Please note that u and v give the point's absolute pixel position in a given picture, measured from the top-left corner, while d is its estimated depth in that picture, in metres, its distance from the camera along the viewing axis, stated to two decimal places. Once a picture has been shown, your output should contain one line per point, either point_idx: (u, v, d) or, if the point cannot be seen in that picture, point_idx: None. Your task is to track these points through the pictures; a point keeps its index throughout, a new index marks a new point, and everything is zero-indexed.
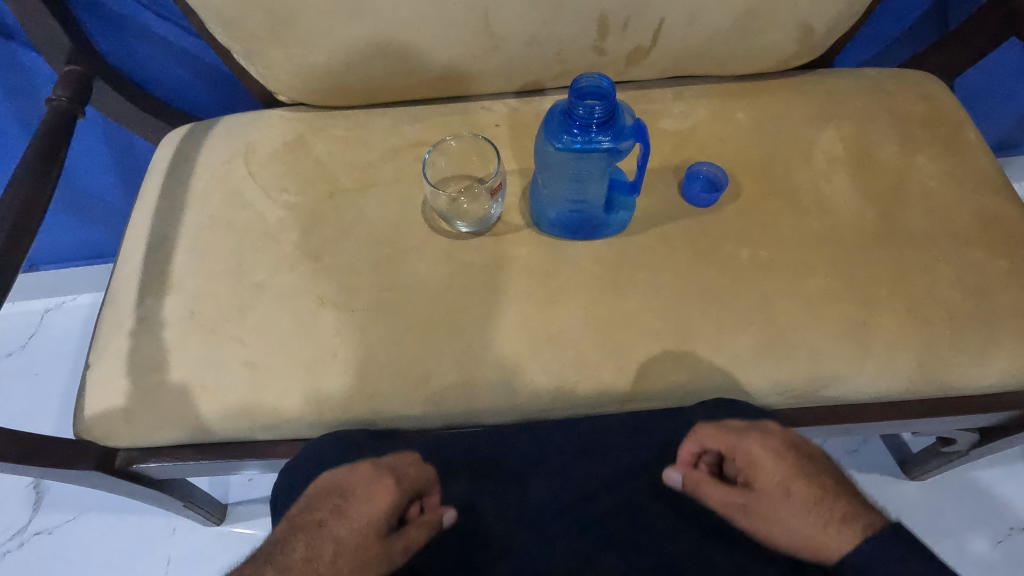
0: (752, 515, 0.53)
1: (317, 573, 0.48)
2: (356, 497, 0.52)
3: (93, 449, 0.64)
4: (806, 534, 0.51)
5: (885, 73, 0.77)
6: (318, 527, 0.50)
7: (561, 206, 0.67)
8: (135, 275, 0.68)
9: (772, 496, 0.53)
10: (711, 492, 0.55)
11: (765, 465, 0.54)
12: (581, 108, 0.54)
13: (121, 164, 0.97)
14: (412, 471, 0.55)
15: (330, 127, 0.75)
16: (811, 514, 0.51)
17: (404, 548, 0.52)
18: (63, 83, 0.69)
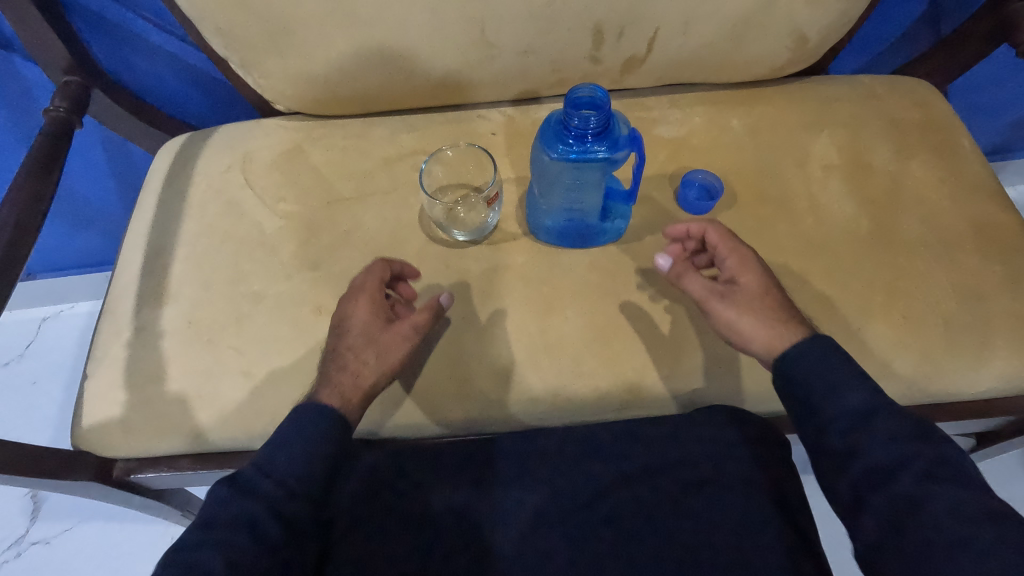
0: (724, 297, 0.58)
1: (353, 369, 0.55)
2: (352, 309, 0.58)
3: (91, 460, 0.64)
4: (767, 324, 0.56)
5: (878, 80, 0.77)
6: (344, 336, 0.57)
7: (558, 214, 0.68)
8: (132, 286, 0.68)
9: (749, 291, 0.58)
10: (694, 285, 0.59)
11: (747, 272, 0.59)
12: (576, 119, 0.55)
13: (119, 173, 0.97)
14: (381, 273, 0.61)
15: (328, 136, 0.76)
16: (773, 314, 0.56)
17: (418, 330, 0.58)
18: (61, 94, 0.70)
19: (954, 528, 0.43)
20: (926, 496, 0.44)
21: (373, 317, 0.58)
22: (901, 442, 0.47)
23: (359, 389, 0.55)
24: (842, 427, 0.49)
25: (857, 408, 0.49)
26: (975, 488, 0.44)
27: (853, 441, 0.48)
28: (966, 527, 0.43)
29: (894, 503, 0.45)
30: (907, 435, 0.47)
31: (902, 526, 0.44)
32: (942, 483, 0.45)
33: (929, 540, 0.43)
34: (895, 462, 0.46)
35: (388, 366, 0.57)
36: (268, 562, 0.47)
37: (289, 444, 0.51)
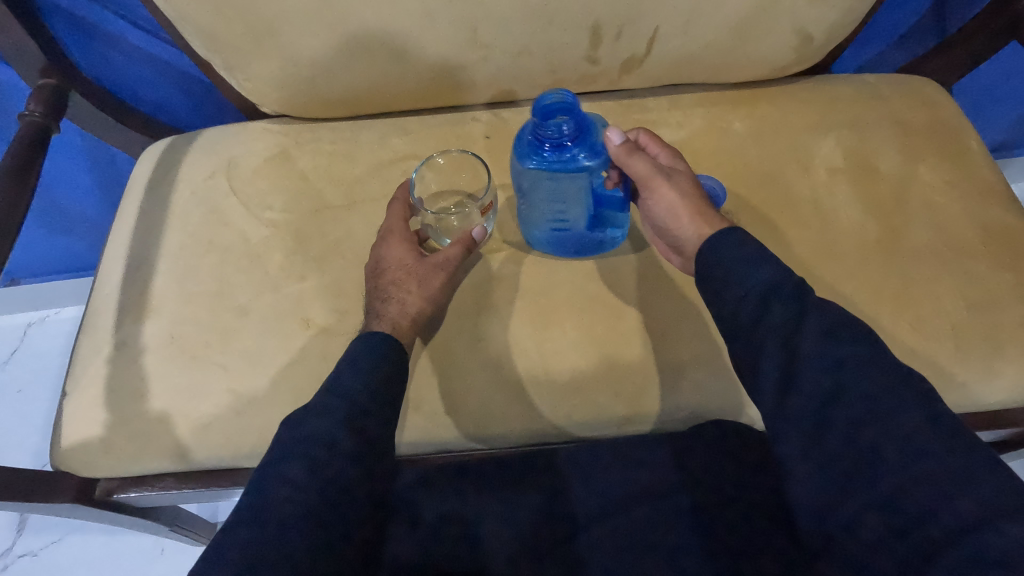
0: (666, 178, 0.57)
1: (396, 298, 0.59)
2: (385, 245, 0.63)
3: (71, 481, 0.61)
4: (703, 209, 0.56)
5: (884, 80, 0.75)
6: (383, 275, 0.61)
7: (548, 226, 0.65)
8: (113, 299, 0.66)
9: (684, 177, 0.58)
10: (640, 160, 0.58)
11: (679, 167, 0.60)
12: (550, 129, 0.52)
13: (102, 177, 0.94)
14: (401, 205, 0.65)
15: (315, 140, 0.73)
16: (705, 199, 0.57)
17: (452, 259, 0.61)
18: (36, 97, 0.67)
19: (841, 379, 0.42)
20: (816, 351, 0.44)
21: (407, 252, 0.62)
22: (797, 302, 0.46)
23: (407, 315, 0.59)
24: (748, 300, 0.47)
25: (763, 279, 0.47)
26: (864, 337, 0.44)
27: (758, 310, 0.47)
28: (853, 376, 0.42)
29: (789, 363, 0.44)
30: (803, 298, 0.46)
31: (793, 384, 0.44)
32: (833, 338, 0.44)
33: (816, 393, 0.43)
34: (791, 323, 0.45)
35: (429, 294, 0.60)
36: (356, 473, 0.45)
37: (358, 365, 0.51)
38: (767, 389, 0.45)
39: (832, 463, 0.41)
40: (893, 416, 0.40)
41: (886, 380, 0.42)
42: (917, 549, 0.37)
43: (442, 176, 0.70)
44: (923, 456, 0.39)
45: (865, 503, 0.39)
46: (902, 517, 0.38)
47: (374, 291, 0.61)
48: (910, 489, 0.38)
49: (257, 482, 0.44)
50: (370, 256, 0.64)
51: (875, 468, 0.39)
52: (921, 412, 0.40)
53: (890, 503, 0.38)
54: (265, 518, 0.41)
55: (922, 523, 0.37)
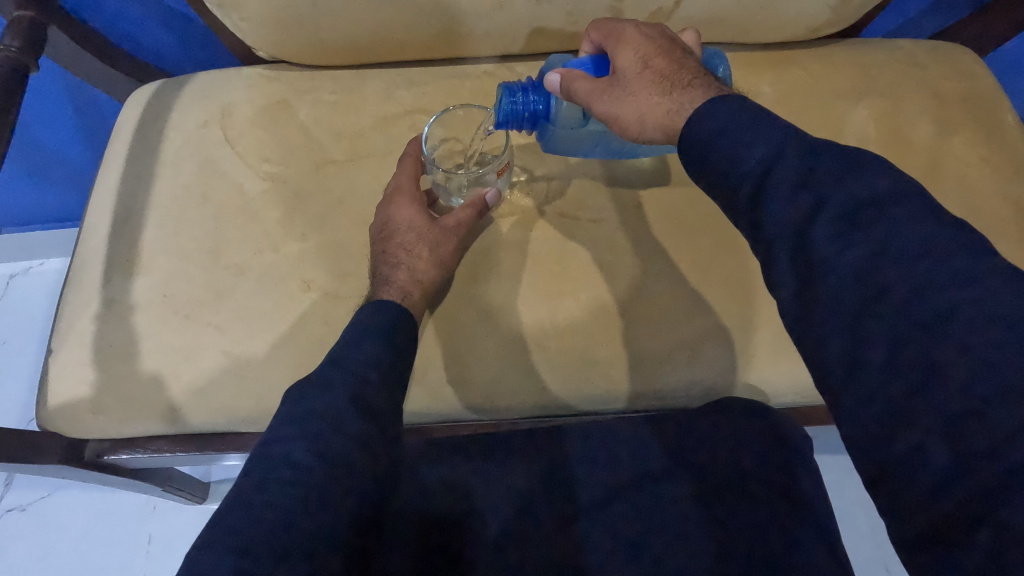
0: (608, 90, 0.50)
1: (407, 263, 0.57)
2: (393, 203, 0.60)
3: (60, 441, 0.59)
4: (656, 107, 0.48)
5: (920, 47, 0.71)
6: (391, 237, 0.59)
7: (659, 150, 0.64)
8: (99, 253, 0.62)
9: (631, 73, 0.50)
10: (578, 85, 0.51)
11: (627, 56, 0.51)
12: (506, 116, 0.55)
13: (87, 122, 0.89)
14: (410, 162, 0.62)
15: (316, 89, 0.68)
16: (662, 89, 0.48)
17: (463, 224, 0.59)
18: (12, 30, 0.61)
19: (877, 282, 0.35)
20: (843, 252, 0.37)
21: (417, 214, 0.59)
22: (813, 187, 0.38)
23: (417, 281, 0.56)
24: (744, 192, 0.40)
25: (757, 161, 0.40)
26: (914, 218, 0.36)
27: (755, 208, 0.40)
28: (893, 275, 0.35)
29: (812, 270, 0.38)
30: (809, 180, 0.38)
31: (817, 297, 0.37)
32: (862, 226, 0.37)
33: (846, 305, 0.36)
34: (804, 217, 0.38)
35: (441, 260, 0.58)
36: (364, 459, 0.42)
37: (365, 336, 0.49)
38: (790, 306, 0.39)
39: (873, 387, 0.35)
40: (947, 320, 0.33)
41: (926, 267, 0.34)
42: (988, 484, 0.31)
43: (455, 134, 0.66)
44: (982, 366, 0.32)
45: (922, 432, 0.33)
46: (968, 446, 0.32)
47: (381, 254, 0.58)
48: (981, 407, 0.31)
49: (254, 462, 0.41)
50: (376, 216, 0.61)
51: (926, 391, 0.33)
52: (987, 309, 0.33)
53: (952, 430, 0.32)
54: (264, 500, 0.38)
55: (992, 452, 0.31)
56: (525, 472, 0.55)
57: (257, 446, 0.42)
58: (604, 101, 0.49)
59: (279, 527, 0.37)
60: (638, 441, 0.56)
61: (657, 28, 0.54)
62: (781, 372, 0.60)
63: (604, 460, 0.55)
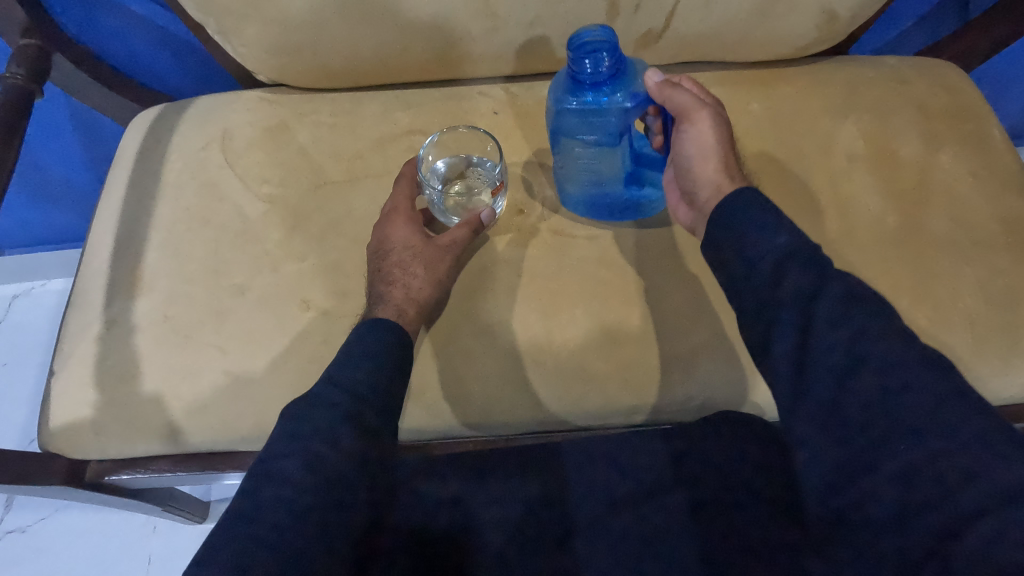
0: (705, 121, 0.55)
1: (402, 282, 0.58)
2: (389, 223, 0.61)
3: (61, 462, 0.59)
4: (723, 151, 0.55)
5: (906, 62, 0.73)
6: (387, 256, 0.59)
7: (582, 187, 0.65)
8: (102, 275, 0.63)
9: (725, 126, 0.57)
10: (684, 94, 0.56)
11: (725, 113, 0.58)
12: (585, 65, 0.52)
13: (89, 145, 0.90)
14: (405, 182, 0.62)
15: (315, 112, 0.70)
16: (731, 155, 0.55)
17: (459, 242, 0.60)
18: (18, 57, 0.63)
19: (861, 351, 0.41)
20: (835, 326, 0.42)
21: (412, 233, 0.60)
22: (819, 271, 0.45)
23: (412, 300, 0.57)
24: (762, 269, 0.46)
25: (771, 252, 0.46)
26: (882, 311, 0.43)
27: (772, 279, 0.45)
28: (875, 348, 0.41)
29: (807, 337, 0.43)
30: (819, 269, 0.45)
31: (810, 361, 0.42)
32: (851, 310, 0.43)
33: (834, 370, 0.41)
34: (808, 295, 0.44)
35: (435, 278, 0.59)
36: (359, 476, 0.43)
37: (359, 355, 0.49)
38: (780, 365, 0.43)
39: (846, 437, 0.40)
40: (915, 390, 0.39)
41: (898, 348, 0.41)
42: (935, 527, 0.36)
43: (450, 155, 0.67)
44: (938, 428, 0.38)
45: (884, 479, 0.38)
46: (920, 494, 0.37)
47: (377, 273, 0.59)
48: (934, 462, 0.37)
49: (251, 483, 0.41)
50: (373, 235, 0.62)
51: (892, 446, 0.38)
52: (950, 389, 0.39)
53: (910, 478, 0.38)
54: (261, 517, 0.39)
55: (944, 497, 0.36)
56: (520, 490, 0.55)
57: (254, 464, 0.42)
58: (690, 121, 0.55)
59: (274, 546, 0.38)
60: (636, 456, 0.56)
61: None
62: None
63: (601, 474, 0.55)
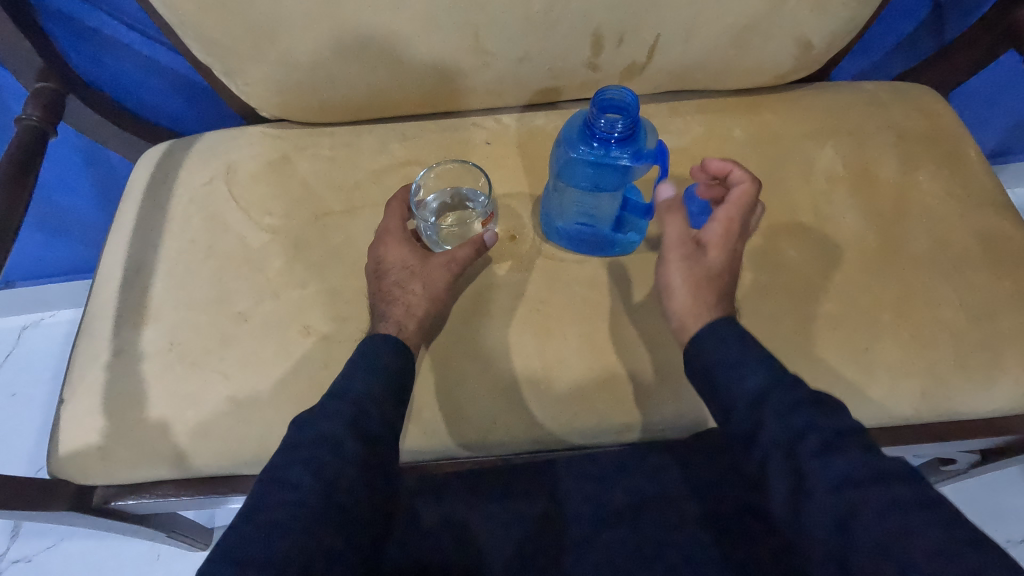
0: (684, 249, 0.55)
1: (403, 302, 0.59)
2: (386, 246, 0.62)
3: (68, 488, 0.61)
4: (702, 277, 0.54)
5: (882, 87, 0.76)
6: (384, 276, 0.61)
7: (569, 222, 0.65)
8: (111, 304, 0.65)
9: (710, 256, 0.55)
10: (671, 220, 0.56)
11: (720, 236, 0.55)
12: (602, 121, 0.53)
13: (99, 181, 0.93)
14: (397, 205, 0.64)
15: (315, 145, 0.73)
16: (710, 285, 0.54)
17: (462, 259, 0.61)
18: (33, 101, 0.66)
19: (855, 496, 0.39)
20: (823, 469, 0.41)
21: (409, 253, 0.62)
22: (802, 409, 0.44)
23: (412, 316, 0.59)
24: (739, 405, 0.46)
25: (753, 386, 0.46)
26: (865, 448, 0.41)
27: (753, 422, 0.45)
28: (867, 492, 0.39)
29: (801, 481, 0.41)
30: (797, 400, 0.44)
31: (810, 509, 0.40)
32: (835, 449, 0.41)
33: (834, 517, 0.39)
34: (789, 432, 0.43)
35: (434, 294, 0.60)
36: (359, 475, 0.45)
37: (364, 370, 0.51)
38: (781, 507, 0.42)
39: None
40: (918, 535, 0.36)
41: (891, 491, 0.39)
42: None
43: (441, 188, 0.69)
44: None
45: None
46: None
47: (375, 296, 0.60)
48: None
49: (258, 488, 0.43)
50: (369, 258, 0.64)
51: None
52: (949, 535, 0.36)
53: None
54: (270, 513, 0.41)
55: None
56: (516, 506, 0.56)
57: (263, 467, 0.44)
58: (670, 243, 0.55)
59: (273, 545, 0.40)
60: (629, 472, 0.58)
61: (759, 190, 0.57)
62: None
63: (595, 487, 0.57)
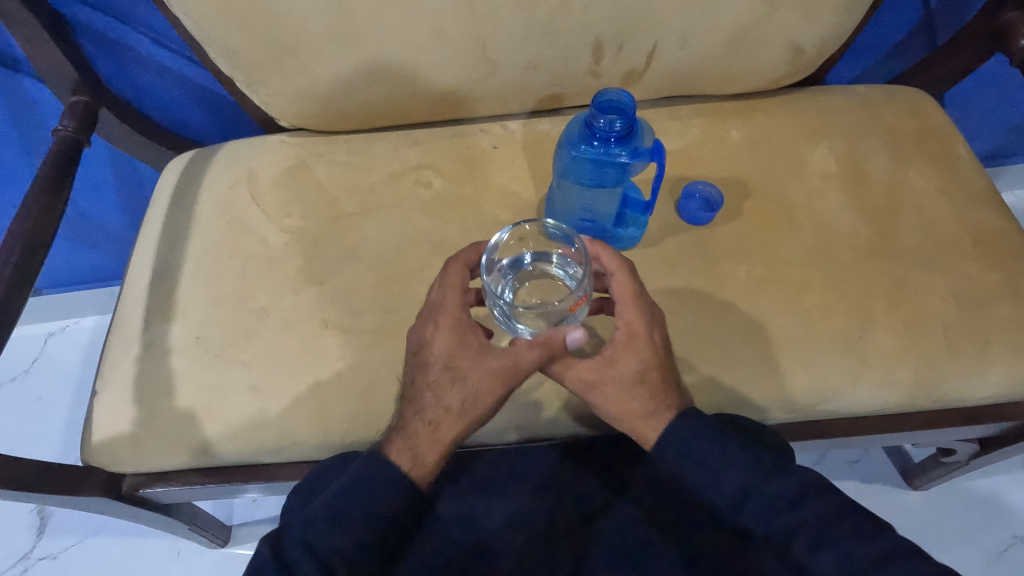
0: (603, 385, 0.55)
1: (437, 412, 0.53)
2: (429, 339, 0.55)
3: (101, 474, 0.64)
4: (622, 392, 0.55)
5: (874, 90, 0.79)
6: (424, 371, 0.54)
7: (573, 221, 0.68)
8: (141, 302, 0.69)
9: (627, 378, 0.54)
10: (569, 368, 0.56)
11: (633, 351, 0.55)
12: (602, 121, 0.57)
13: (126, 190, 0.98)
14: (451, 290, 0.56)
15: (332, 152, 0.77)
16: (645, 401, 0.55)
17: (527, 366, 0.53)
18: (69, 114, 0.71)
19: (831, 552, 0.46)
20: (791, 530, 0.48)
21: (459, 346, 0.54)
22: (756, 479, 0.51)
23: (440, 440, 0.53)
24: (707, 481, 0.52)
25: (734, 490, 0.51)
26: (816, 502, 0.49)
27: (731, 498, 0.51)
28: (837, 545, 0.46)
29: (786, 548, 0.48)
30: (752, 466, 0.51)
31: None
32: (795, 505, 0.49)
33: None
34: (741, 493, 0.51)
35: (475, 413, 0.54)
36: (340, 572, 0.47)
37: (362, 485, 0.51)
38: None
39: None
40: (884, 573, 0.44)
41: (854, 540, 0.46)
42: None
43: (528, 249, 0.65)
44: None
45: None
46: None
47: (407, 398, 0.55)
48: None
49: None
50: (411, 336, 0.57)
51: None
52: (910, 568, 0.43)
53: None
54: None
55: None
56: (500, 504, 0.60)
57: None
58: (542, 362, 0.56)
59: None
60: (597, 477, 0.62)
61: (637, 285, 0.56)
62: (770, 394, 0.62)
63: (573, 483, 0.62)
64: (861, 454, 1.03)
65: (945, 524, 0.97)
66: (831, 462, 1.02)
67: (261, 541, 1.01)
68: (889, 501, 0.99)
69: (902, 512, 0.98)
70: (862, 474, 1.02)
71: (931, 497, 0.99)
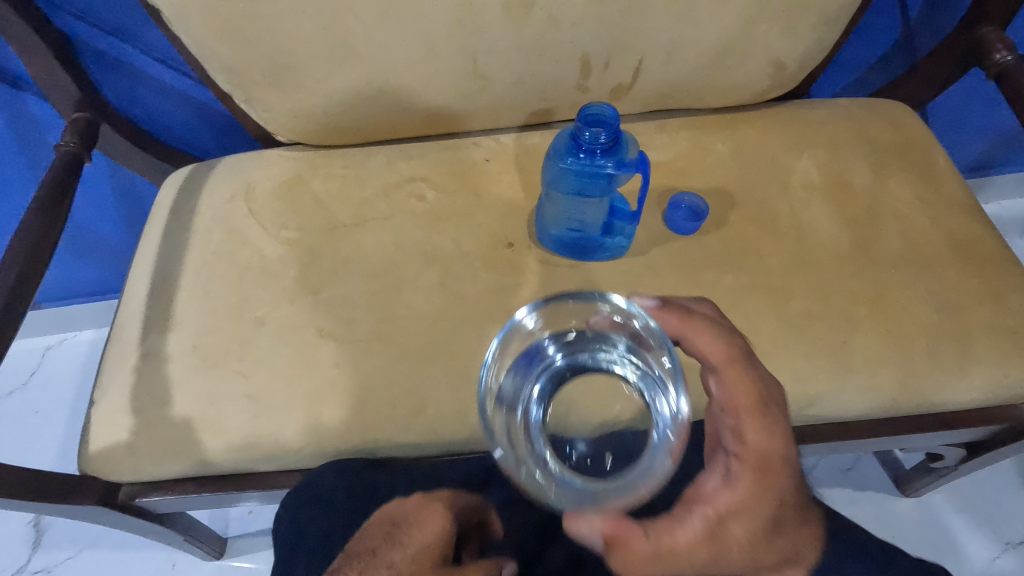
0: (736, 548, 0.47)
1: None
2: (412, 525, 0.47)
3: (97, 483, 0.65)
4: (757, 548, 0.48)
5: (856, 103, 0.81)
6: (379, 555, 0.45)
7: (562, 228, 0.70)
8: (139, 313, 0.70)
9: (760, 531, 0.48)
10: (694, 536, 0.47)
11: (769, 499, 0.48)
12: (587, 133, 0.59)
13: (126, 205, 1.00)
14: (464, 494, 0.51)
15: (328, 165, 0.79)
16: (772, 550, 0.49)
17: None
18: (71, 129, 0.72)
19: None
20: None
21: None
22: None
23: None
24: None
25: None
26: None
27: None
28: None
29: None
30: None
31: None
32: None
33: None
34: None
35: None
36: None
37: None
38: None
39: None
40: None
41: None
42: None
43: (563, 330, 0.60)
44: None
45: None
46: None
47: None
48: None
49: None
50: (392, 506, 0.49)
51: None
52: None
53: None
54: None
55: None
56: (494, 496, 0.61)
57: None
58: (645, 564, 0.46)
59: None
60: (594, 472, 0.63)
61: (763, 413, 0.49)
62: None
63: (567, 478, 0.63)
64: (853, 461, 1.04)
65: (937, 531, 0.98)
66: (824, 470, 1.02)
67: (257, 553, 1.01)
68: (882, 508, 1.00)
69: (895, 519, 0.99)
70: (855, 481, 1.03)
71: (923, 504, 1.00)
